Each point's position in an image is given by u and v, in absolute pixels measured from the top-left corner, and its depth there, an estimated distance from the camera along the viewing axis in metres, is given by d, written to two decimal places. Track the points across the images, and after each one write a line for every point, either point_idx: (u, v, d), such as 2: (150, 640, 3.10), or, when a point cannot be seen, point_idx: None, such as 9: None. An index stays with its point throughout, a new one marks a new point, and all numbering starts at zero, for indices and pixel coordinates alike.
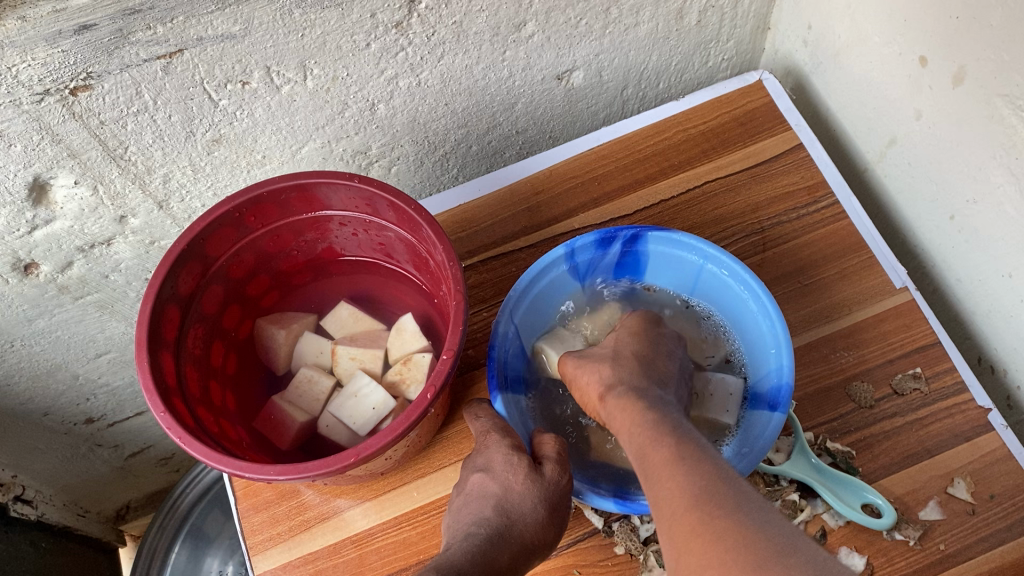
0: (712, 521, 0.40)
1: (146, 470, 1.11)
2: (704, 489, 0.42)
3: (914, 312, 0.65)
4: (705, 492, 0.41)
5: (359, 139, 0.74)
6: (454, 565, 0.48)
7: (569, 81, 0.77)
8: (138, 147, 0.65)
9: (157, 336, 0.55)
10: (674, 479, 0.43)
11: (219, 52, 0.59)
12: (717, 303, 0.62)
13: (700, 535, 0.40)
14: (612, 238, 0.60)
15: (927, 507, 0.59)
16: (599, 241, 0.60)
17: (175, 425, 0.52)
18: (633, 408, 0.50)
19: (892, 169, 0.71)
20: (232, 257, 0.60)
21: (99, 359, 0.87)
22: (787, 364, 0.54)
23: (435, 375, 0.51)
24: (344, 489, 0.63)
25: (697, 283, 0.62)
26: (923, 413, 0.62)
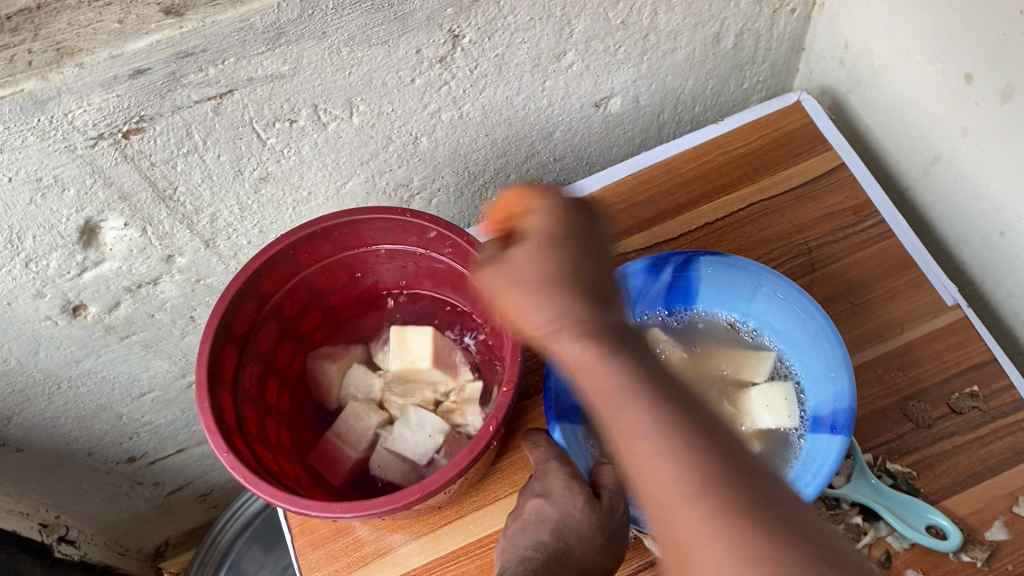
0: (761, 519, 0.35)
1: (185, 506, 1.11)
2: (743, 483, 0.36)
3: (968, 329, 0.65)
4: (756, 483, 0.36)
5: (401, 172, 0.74)
6: None
7: (606, 108, 0.77)
8: (187, 187, 0.65)
9: (217, 375, 0.55)
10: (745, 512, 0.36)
11: (268, 92, 0.60)
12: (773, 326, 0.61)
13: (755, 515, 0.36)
14: (663, 263, 0.61)
15: (992, 527, 0.58)
16: (650, 267, 0.61)
17: (239, 465, 0.52)
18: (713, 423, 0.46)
19: (937, 184, 0.71)
20: (286, 293, 0.60)
21: (143, 397, 0.87)
22: (848, 387, 0.54)
23: (497, 408, 0.52)
24: (400, 524, 0.63)
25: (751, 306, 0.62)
26: (982, 431, 0.61)
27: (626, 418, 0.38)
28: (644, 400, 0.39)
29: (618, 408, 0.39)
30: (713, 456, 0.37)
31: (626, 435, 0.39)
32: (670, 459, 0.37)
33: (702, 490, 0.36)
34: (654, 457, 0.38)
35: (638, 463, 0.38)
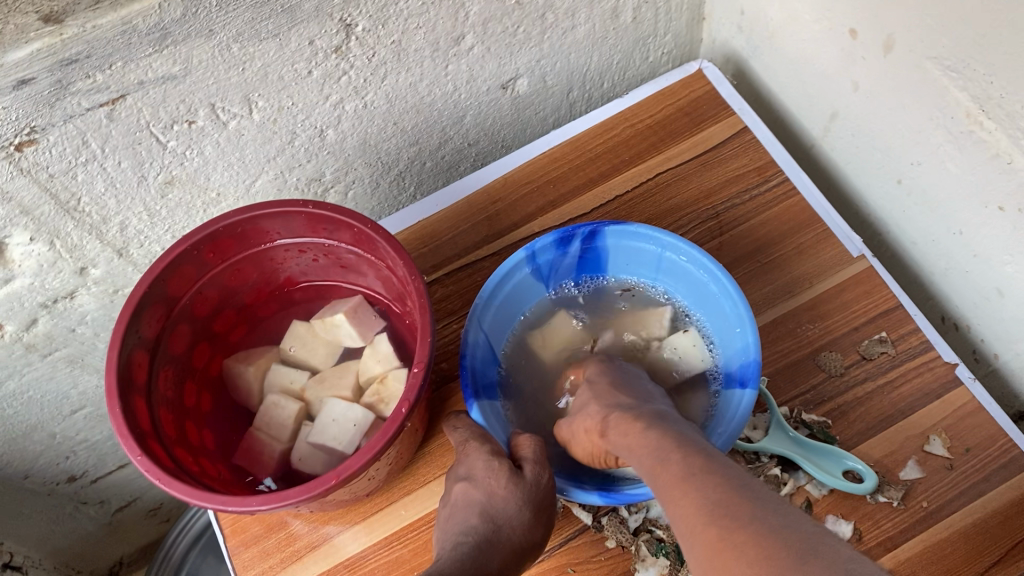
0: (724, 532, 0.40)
1: (134, 523, 1.10)
2: (716, 499, 0.42)
3: (874, 278, 0.66)
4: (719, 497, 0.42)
5: (312, 166, 0.74)
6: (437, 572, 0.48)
7: (514, 89, 0.78)
8: (90, 197, 0.65)
9: (127, 381, 0.55)
10: (708, 513, 0.42)
11: (162, 94, 0.60)
12: (682, 287, 0.62)
13: (718, 545, 0.40)
14: (570, 236, 0.60)
15: (906, 467, 0.60)
16: (559, 240, 0.60)
17: (153, 467, 0.51)
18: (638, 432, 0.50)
19: (839, 141, 0.73)
20: (195, 295, 0.60)
21: (75, 415, 0.86)
22: (753, 340, 0.55)
23: (408, 390, 0.52)
24: (332, 515, 0.63)
25: (659, 269, 0.62)
26: (893, 375, 0.63)
27: (675, 470, 0.45)
28: (731, 485, 0.43)
29: (659, 464, 0.46)
30: (795, 529, 0.39)
31: (689, 498, 0.43)
32: (762, 535, 0.39)
33: (787, 553, 0.38)
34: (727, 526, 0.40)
35: (684, 504, 0.43)
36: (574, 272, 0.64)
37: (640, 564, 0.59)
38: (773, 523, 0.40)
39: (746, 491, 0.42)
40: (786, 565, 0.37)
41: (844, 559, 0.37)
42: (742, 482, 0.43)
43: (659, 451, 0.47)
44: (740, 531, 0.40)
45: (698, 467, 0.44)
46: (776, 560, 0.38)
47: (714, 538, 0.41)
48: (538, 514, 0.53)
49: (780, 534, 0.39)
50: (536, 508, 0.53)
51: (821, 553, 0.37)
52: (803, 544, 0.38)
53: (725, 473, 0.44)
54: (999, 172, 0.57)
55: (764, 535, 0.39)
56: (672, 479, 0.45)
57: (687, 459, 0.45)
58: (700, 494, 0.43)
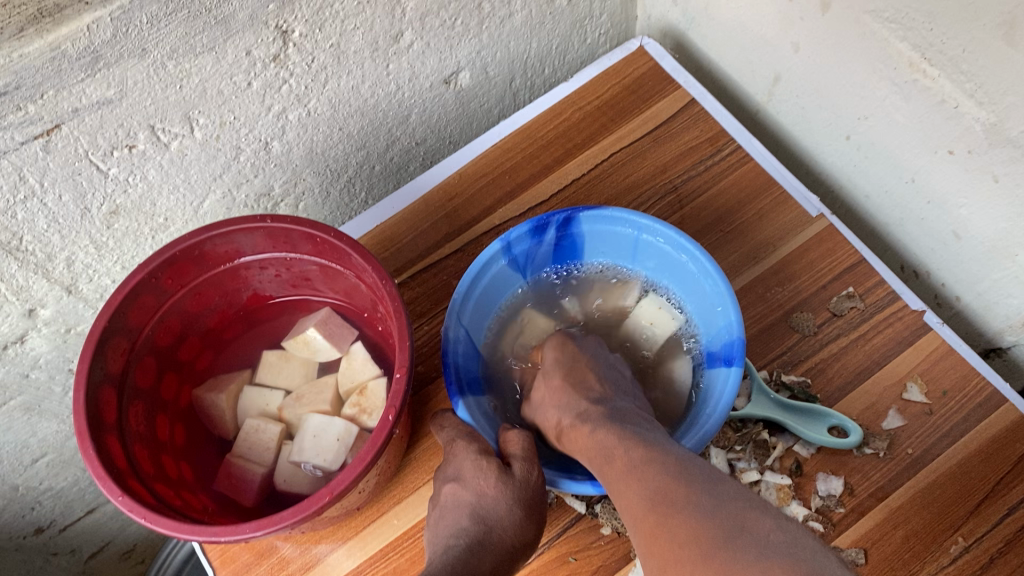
0: (667, 520, 0.43)
1: (109, 568, 1.07)
2: (658, 489, 0.44)
3: (835, 235, 0.67)
4: (660, 484, 0.44)
5: (260, 181, 0.72)
6: None
7: (457, 83, 0.77)
8: (32, 235, 0.62)
9: (97, 422, 0.53)
10: (649, 504, 0.44)
11: (99, 120, 0.58)
12: (660, 270, 0.62)
13: (660, 534, 0.42)
14: (545, 225, 0.59)
15: (888, 417, 0.61)
16: (534, 229, 0.59)
17: (136, 506, 0.49)
18: (584, 430, 0.51)
19: (784, 104, 0.73)
20: (157, 324, 0.58)
21: (37, 464, 0.83)
22: (735, 318, 0.55)
23: (392, 397, 0.50)
24: (323, 534, 0.62)
25: (635, 255, 0.62)
26: (864, 329, 0.64)
27: (618, 462, 0.47)
28: (669, 475, 0.44)
29: (606, 462, 0.48)
30: (726, 509, 0.42)
31: (631, 488, 0.45)
32: (698, 523, 0.41)
33: (720, 538, 0.40)
34: (668, 517, 0.42)
35: (627, 491, 0.45)
36: (551, 263, 0.63)
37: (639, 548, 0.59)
38: (715, 509, 0.42)
39: (683, 476, 0.44)
40: (721, 551, 0.40)
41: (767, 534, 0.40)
42: (681, 465, 0.45)
43: (601, 446, 0.49)
44: (680, 518, 0.42)
45: (641, 458, 0.46)
46: (714, 549, 0.40)
47: (655, 526, 0.43)
48: (531, 510, 0.53)
49: (714, 521, 0.41)
50: (528, 504, 0.53)
51: (751, 530, 0.41)
52: (730, 529, 0.40)
53: (662, 459, 0.46)
54: (945, 117, 0.58)
55: (702, 525, 0.41)
56: (617, 475, 0.46)
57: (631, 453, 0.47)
58: (644, 486, 0.44)
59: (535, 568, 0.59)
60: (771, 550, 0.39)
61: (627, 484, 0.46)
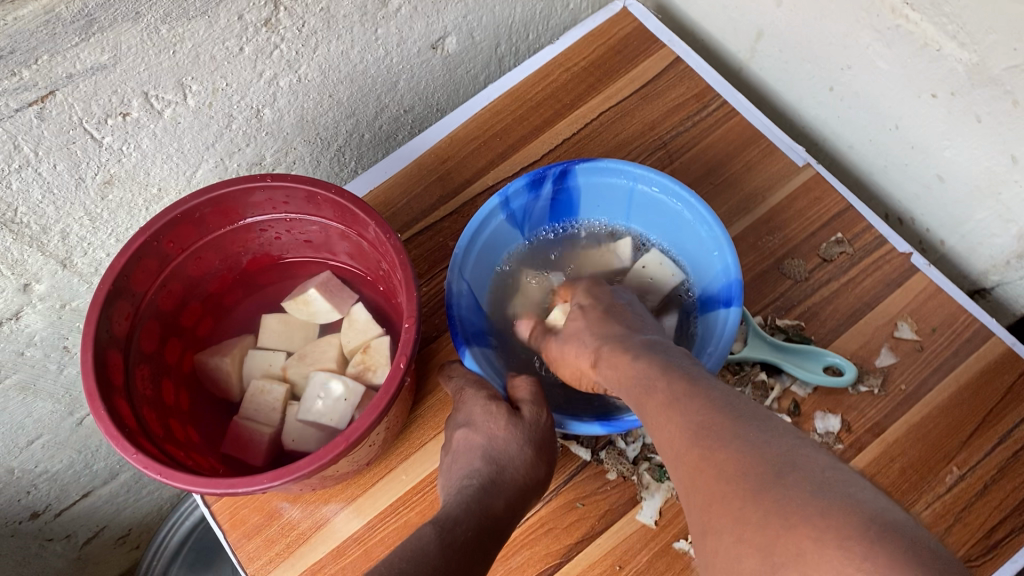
0: (711, 453, 0.41)
1: (103, 554, 1.07)
2: (703, 422, 0.42)
3: (822, 183, 0.69)
4: (704, 417, 0.43)
5: (251, 150, 0.72)
6: (455, 519, 0.48)
7: (444, 49, 0.77)
8: (27, 206, 0.62)
9: (106, 384, 0.53)
10: (693, 437, 0.42)
11: (93, 86, 0.58)
12: (655, 219, 0.63)
13: (704, 467, 0.40)
14: (542, 178, 0.60)
15: (881, 355, 0.63)
16: (531, 183, 0.60)
17: (152, 463, 0.50)
18: (623, 361, 0.51)
19: (766, 60, 0.75)
20: (159, 288, 0.58)
21: (32, 446, 0.83)
22: (732, 261, 0.56)
23: (403, 346, 0.51)
24: (332, 493, 0.62)
25: (630, 205, 0.63)
26: (854, 272, 0.65)
27: (659, 397, 0.46)
28: (711, 408, 0.43)
29: (645, 395, 0.47)
30: (778, 445, 0.39)
31: (675, 422, 0.44)
32: (740, 457, 0.39)
33: (762, 473, 0.38)
34: (707, 448, 0.41)
35: (669, 426, 0.44)
36: (547, 217, 0.64)
37: (644, 492, 0.60)
38: (760, 440, 0.40)
39: (726, 411, 0.42)
40: (764, 486, 0.37)
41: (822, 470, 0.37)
42: (724, 401, 0.44)
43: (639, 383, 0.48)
44: (719, 451, 0.40)
45: (683, 393, 0.45)
46: (760, 484, 0.37)
47: (699, 459, 0.41)
48: (542, 451, 0.54)
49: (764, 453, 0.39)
50: (539, 446, 0.54)
51: (806, 468, 0.38)
52: (776, 463, 0.38)
53: (708, 394, 0.44)
54: (928, 60, 0.59)
55: (749, 454, 0.39)
56: (657, 408, 0.45)
57: (671, 385, 0.46)
58: (687, 419, 0.43)
59: (544, 514, 0.60)
60: (819, 486, 0.36)
61: (669, 418, 0.44)
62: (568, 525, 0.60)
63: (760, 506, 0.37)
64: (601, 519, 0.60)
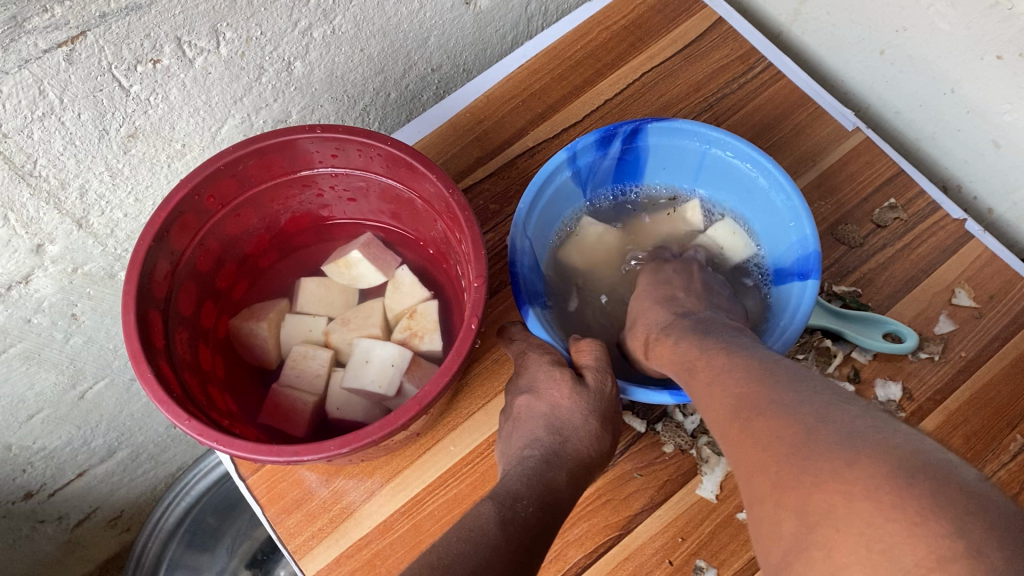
0: (752, 418, 0.39)
1: (94, 537, 1.02)
2: (744, 390, 0.41)
3: (872, 149, 0.67)
4: (749, 382, 0.41)
5: (278, 106, 0.68)
6: (534, 491, 0.45)
7: (476, 5, 0.74)
8: (47, 158, 0.57)
9: (150, 347, 0.49)
10: (732, 409, 0.40)
11: (126, 28, 0.54)
12: (726, 184, 0.61)
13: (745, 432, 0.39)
14: (612, 136, 0.58)
15: (939, 322, 0.61)
16: (600, 140, 0.58)
17: (207, 430, 0.46)
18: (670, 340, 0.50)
19: (811, 23, 0.73)
20: (197, 247, 0.55)
21: (31, 421, 0.78)
22: (811, 232, 0.54)
23: (473, 305, 0.48)
24: (376, 465, 0.59)
25: (700, 168, 0.61)
26: (909, 238, 0.64)
27: (708, 368, 0.44)
28: (761, 373, 0.41)
29: (697, 370, 0.45)
30: (814, 400, 0.37)
31: (718, 393, 0.42)
32: (784, 414, 0.37)
33: (804, 427, 0.36)
34: (753, 410, 0.39)
35: (714, 398, 0.42)
36: (612, 177, 0.62)
37: (703, 465, 0.58)
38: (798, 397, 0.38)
39: (766, 377, 0.40)
40: (803, 440, 0.35)
41: (853, 419, 0.35)
42: (767, 368, 0.41)
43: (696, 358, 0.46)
44: (761, 416, 0.38)
45: (732, 364, 0.43)
46: (806, 439, 0.35)
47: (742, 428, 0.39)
48: (606, 423, 0.52)
49: (801, 410, 0.37)
50: (606, 416, 0.51)
51: (835, 420, 0.35)
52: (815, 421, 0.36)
53: (748, 363, 0.42)
54: (997, 20, 0.58)
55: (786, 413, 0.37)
56: (707, 383, 0.44)
57: (716, 359, 0.44)
58: (739, 388, 0.41)
59: (601, 485, 0.58)
60: (849, 437, 0.34)
61: (710, 392, 0.43)
62: (627, 496, 0.58)
63: (802, 462, 0.34)
64: (660, 490, 0.58)
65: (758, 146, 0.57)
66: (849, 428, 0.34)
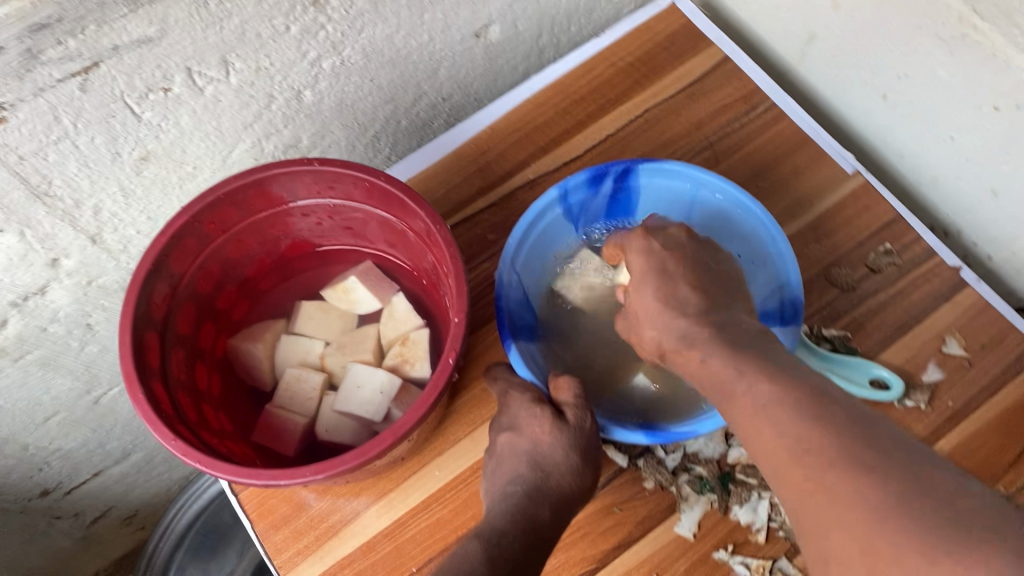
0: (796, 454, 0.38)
1: (110, 534, 1.05)
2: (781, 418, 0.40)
3: (871, 193, 0.67)
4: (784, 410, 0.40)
5: (289, 132, 0.71)
6: (500, 527, 0.47)
7: (487, 37, 0.76)
8: (62, 179, 0.60)
9: (144, 366, 0.51)
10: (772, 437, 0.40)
11: (137, 59, 0.56)
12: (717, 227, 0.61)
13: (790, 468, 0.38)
14: (603, 175, 0.59)
15: (928, 370, 0.61)
16: (591, 179, 0.59)
17: (191, 450, 0.48)
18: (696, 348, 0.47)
19: (816, 64, 0.74)
20: (198, 270, 0.57)
21: (48, 423, 0.81)
22: (795, 278, 0.55)
23: (452, 340, 0.50)
24: (363, 486, 0.61)
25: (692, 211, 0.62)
26: (902, 284, 0.64)
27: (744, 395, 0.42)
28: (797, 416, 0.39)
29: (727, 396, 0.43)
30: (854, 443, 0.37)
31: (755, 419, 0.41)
32: (828, 455, 0.37)
33: (853, 468, 0.36)
34: (796, 448, 0.38)
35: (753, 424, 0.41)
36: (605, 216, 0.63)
37: (681, 503, 0.58)
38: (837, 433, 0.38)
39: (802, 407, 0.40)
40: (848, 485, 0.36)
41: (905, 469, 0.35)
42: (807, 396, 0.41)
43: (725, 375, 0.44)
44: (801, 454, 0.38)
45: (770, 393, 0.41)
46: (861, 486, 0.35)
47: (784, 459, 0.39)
48: (589, 459, 0.52)
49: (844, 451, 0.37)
50: (586, 450, 0.51)
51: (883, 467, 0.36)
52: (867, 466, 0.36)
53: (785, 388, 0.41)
54: (994, 71, 0.58)
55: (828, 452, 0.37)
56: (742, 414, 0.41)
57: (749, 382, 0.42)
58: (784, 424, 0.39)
59: (581, 518, 0.59)
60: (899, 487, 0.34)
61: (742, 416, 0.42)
62: (605, 530, 0.58)
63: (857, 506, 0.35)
64: (638, 526, 0.58)
65: (748, 190, 0.57)
66: (904, 476, 0.35)
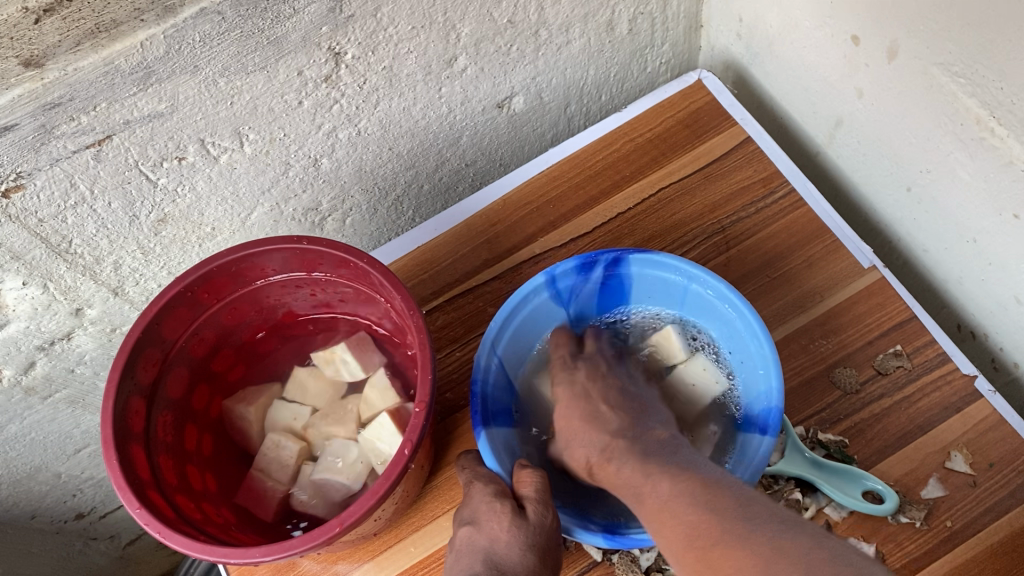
0: (712, 549, 0.42)
1: (146, 555, 1.10)
2: (697, 519, 0.43)
3: (886, 290, 0.65)
4: (700, 506, 0.44)
5: (308, 196, 0.73)
6: None
7: (510, 107, 0.77)
8: (82, 239, 0.63)
9: (124, 431, 0.53)
10: (686, 536, 0.43)
11: (149, 132, 0.58)
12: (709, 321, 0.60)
13: (708, 564, 0.42)
14: (592, 262, 0.59)
15: (928, 485, 0.58)
16: (581, 266, 0.59)
17: (154, 520, 0.50)
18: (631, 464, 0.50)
19: (843, 149, 0.71)
20: (191, 336, 0.59)
21: (80, 454, 0.85)
22: (776, 385, 0.53)
23: (411, 430, 0.50)
24: (341, 553, 0.61)
25: (685, 301, 0.61)
26: (910, 390, 0.61)
27: (652, 496, 0.47)
28: (707, 491, 0.45)
29: (639, 492, 0.48)
30: (755, 533, 0.41)
31: (671, 521, 0.44)
32: (713, 530, 0.42)
33: (757, 543, 0.41)
34: (704, 542, 0.42)
35: (665, 524, 0.45)
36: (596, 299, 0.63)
37: None
38: (745, 528, 0.42)
39: (709, 502, 0.44)
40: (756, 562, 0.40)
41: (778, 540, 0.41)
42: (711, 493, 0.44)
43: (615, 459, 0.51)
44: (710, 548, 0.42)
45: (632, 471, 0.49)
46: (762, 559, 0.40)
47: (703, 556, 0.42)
48: (545, 556, 0.52)
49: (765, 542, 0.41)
50: (543, 548, 0.52)
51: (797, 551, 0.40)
52: (772, 539, 0.41)
53: (688, 487, 0.45)
54: (1012, 179, 0.55)
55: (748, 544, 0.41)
56: (651, 507, 0.46)
57: (660, 486, 0.46)
58: (675, 518, 0.44)
59: None
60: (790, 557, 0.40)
61: (661, 522, 0.45)
62: None
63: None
64: None
65: (739, 290, 0.56)
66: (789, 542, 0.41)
